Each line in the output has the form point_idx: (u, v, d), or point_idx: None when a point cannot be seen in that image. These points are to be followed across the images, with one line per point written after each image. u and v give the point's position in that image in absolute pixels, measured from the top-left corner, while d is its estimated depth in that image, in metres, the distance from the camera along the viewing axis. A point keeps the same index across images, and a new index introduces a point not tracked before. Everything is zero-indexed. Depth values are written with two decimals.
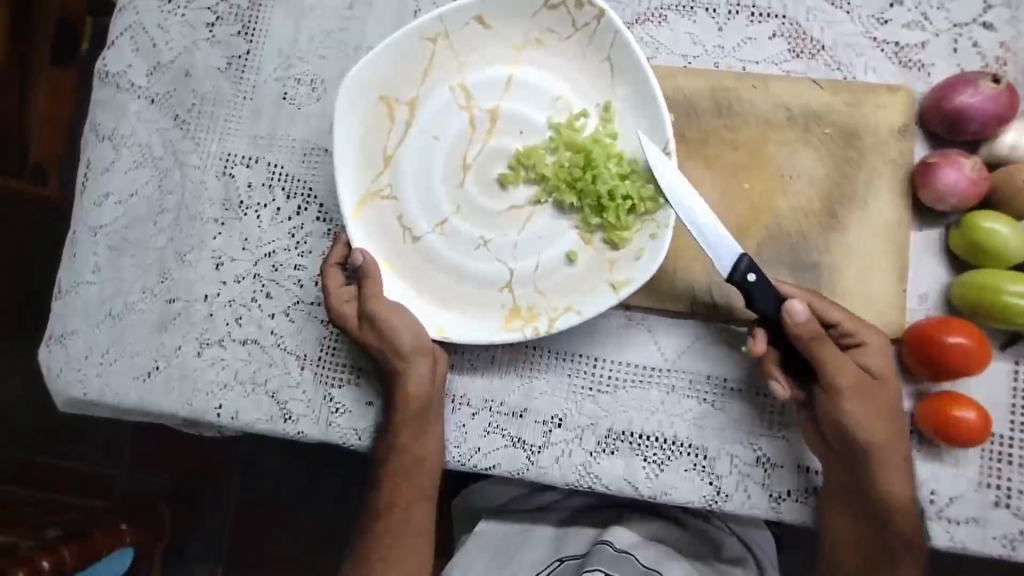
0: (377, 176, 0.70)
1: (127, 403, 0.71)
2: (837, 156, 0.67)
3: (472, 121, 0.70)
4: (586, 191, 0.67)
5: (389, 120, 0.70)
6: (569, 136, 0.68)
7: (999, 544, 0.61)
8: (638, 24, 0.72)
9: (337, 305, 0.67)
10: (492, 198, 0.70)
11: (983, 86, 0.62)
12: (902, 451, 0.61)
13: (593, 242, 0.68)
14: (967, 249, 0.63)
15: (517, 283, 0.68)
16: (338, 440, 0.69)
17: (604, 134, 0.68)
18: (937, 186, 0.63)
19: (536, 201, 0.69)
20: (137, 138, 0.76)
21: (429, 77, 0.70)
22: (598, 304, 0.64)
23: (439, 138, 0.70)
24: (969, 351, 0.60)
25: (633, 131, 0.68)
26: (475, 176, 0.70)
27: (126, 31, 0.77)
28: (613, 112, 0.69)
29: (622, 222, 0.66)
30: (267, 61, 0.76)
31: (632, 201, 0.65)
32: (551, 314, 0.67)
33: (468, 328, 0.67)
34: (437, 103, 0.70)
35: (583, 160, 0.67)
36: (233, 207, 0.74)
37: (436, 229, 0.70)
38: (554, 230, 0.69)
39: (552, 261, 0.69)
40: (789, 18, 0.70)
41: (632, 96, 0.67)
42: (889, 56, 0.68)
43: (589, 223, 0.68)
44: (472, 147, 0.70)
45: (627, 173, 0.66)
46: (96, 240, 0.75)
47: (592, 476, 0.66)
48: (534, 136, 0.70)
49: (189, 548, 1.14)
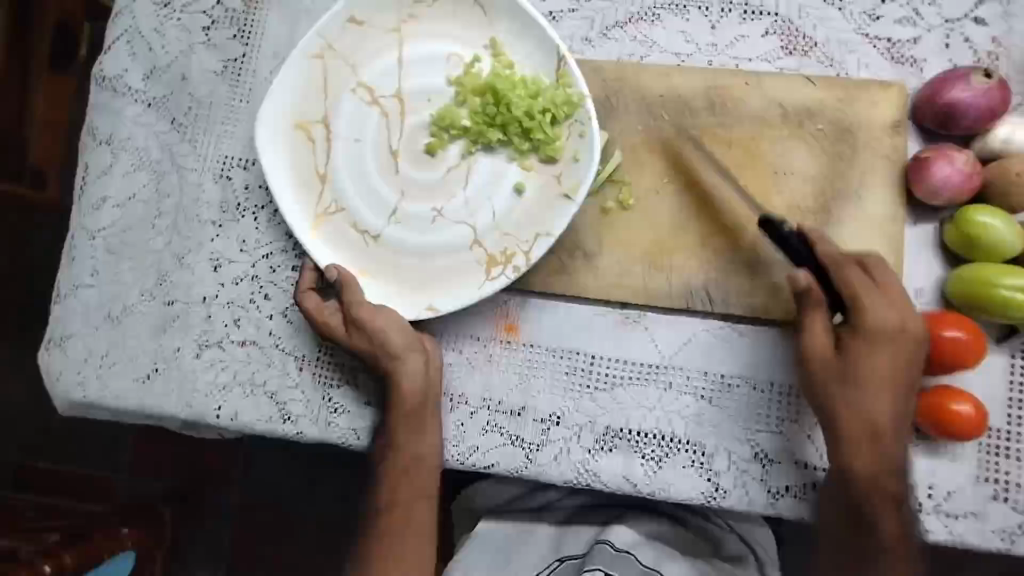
0: (320, 196, 0.71)
1: (127, 405, 0.72)
2: (831, 152, 0.68)
3: (386, 111, 0.71)
4: (507, 122, 0.68)
5: (310, 142, 0.71)
6: (472, 84, 0.70)
7: (998, 537, 0.61)
8: (631, 23, 0.72)
9: (321, 319, 0.66)
10: (428, 168, 0.71)
11: (975, 81, 0.62)
12: (874, 436, 0.59)
13: (533, 166, 0.70)
14: (962, 243, 0.63)
15: (483, 237, 0.69)
16: (338, 440, 0.69)
17: (500, 69, 0.69)
18: (930, 181, 0.63)
19: (467, 153, 0.71)
20: (134, 141, 0.76)
21: (330, 89, 0.71)
22: (563, 217, 0.66)
23: (362, 139, 0.71)
24: (965, 345, 0.60)
25: (527, 54, 0.69)
26: (407, 159, 0.71)
27: (122, 36, 0.78)
28: (500, 47, 0.70)
29: (550, 135, 0.68)
30: (264, 63, 0.76)
31: (550, 111, 0.67)
32: (525, 246, 0.68)
33: (455, 294, 0.68)
34: (349, 109, 0.71)
35: (492, 97, 0.69)
36: (230, 209, 0.74)
37: (391, 220, 0.70)
38: (496, 171, 0.70)
39: (505, 202, 0.70)
40: (782, 15, 0.70)
41: (513, 27, 0.69)
42: (883, 52, 0.69)
43: (522, 150, 0.69)
44: (394, 134, 0.71)
45: (536, 91, 0.68)
46: (94, 243, 0.75)
47: (591, 474, 0.66)
48: (441, 99, 0.71)
49: (191, 553, 1.14)
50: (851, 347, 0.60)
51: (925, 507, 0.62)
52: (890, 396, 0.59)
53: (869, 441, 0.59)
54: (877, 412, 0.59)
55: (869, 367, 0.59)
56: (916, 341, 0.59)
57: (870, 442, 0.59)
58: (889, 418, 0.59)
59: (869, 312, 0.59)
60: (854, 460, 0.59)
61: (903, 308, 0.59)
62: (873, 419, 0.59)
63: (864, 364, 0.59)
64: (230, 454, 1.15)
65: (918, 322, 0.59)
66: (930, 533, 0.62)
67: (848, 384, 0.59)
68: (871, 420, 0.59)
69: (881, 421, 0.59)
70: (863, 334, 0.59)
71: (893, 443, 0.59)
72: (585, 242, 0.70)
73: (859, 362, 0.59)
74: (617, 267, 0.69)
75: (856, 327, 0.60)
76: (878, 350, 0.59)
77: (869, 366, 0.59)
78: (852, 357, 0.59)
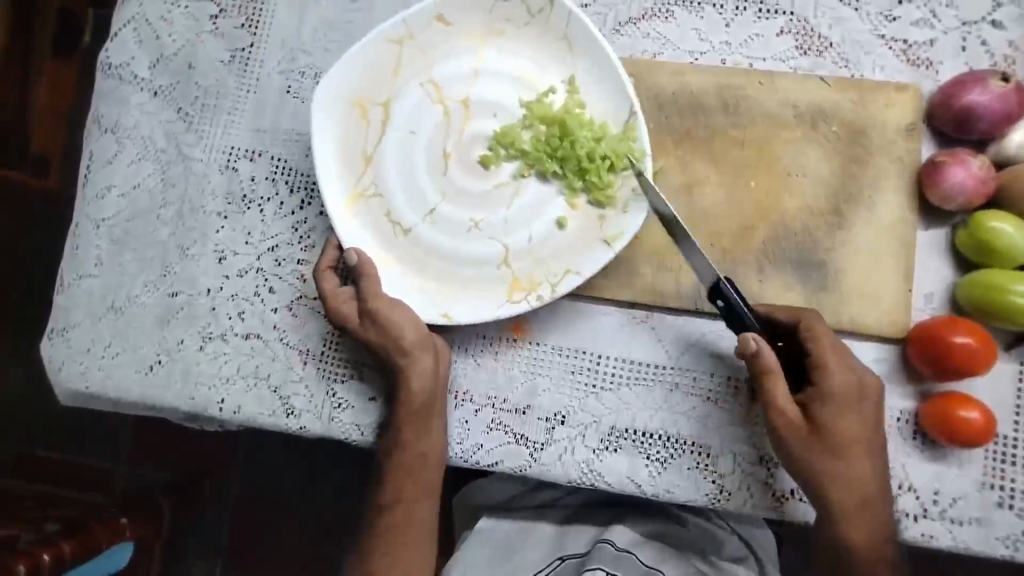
0: (360, 176, 0.70)
1: (128, 396, 0.71)
2: (845, 154, 0.67)
3: (448, 112, 0.71)
4: (567, 157, 0.68)
5: (364, 122, 0.70)
6: (541, 110, 0.69)
7: (1002, 544, 0.61)
8: (644, 19, 0.72)
9: (333, 303, 0.66)
10: (478, 180, 0.70)
11: (993, 85, 0.62)
12: (867, 507, 0.59)
13: (580, 205, 0.69)
14: (974, 248, 0.62)
15: (514, 259, 0.69)
16: (340, 436, 0.69)
17: (571, 105, 0.69)
18: (945, 185, 0.62)
19: (520, 174, 0.70)
20: (140, 131, 0.76)
21: (398, 77, 0.70)
22: (598, 262, 0.65)
23: (416, 132, 0.71)
24: (973, 351, 0.59)
25: (601, 95, 0.69)
26: (457, 163, 0.70)
27: (129, 23, 0.77)
28: (577, 86, 0.69)
29: (604, 180, 0.67)
30: (271, 53, 0.75)
31: (610, 158, 0.66)
32: (552, 279, 0.67)
33: (475, 306, 0.67)
34: (410, 101, 0.71)
35: (559, 129, 0.68)
36: (236, 201, 0.74)
37: (426, 219, 0.70)
38: (542, 199, 0.70)
39: (543, 230, 0.69)
40: (796, 15, 0.69)
41: (593, 67, 0.68)
42: (898, 53, 0.68)
43: (574, 187, 0.69)
44: (449, 138, 0.70)
45: (601, 135, 0.67)
46: (99, 233, 0.75)
47: (595, 474, 0.66)
48: (507, 117, 0.70)
49: (188, 544, 1.14)
50: (821, 416, 0.59)
51: (928, 512, 0.62)
52: (870, 464, 0.59)
53: (862, 509, 0.59)
54: (865, 482, 0.59)
55: (846, 436, 0.59)
56: (874, 404, 0.60)
57: (864, 511, 0.59)
58: (873, 483, 0.59)
59: (836, 378, 0.59)
60: (854, 531, 0.59)
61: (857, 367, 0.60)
62: (861, 487, 0.59)
63: (838, 430, 0.59)
64: (230, 446, 1.15)
65: (872, 377, 0.61)
66: (932, 537, 0.61)
67: (828, 458, 0.59)
68: (863, 490, 0.59)
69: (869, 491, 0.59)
70: (830, 400, 0.59)
71: (884, 505, 0.59)
72: None
73: (837, 431, 0.59)
74: (626, 267, 0.68)
75: (822, 395, 0.59)
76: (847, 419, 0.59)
77: (846, 433, 0.59)
78: (828, 426, 0.59)
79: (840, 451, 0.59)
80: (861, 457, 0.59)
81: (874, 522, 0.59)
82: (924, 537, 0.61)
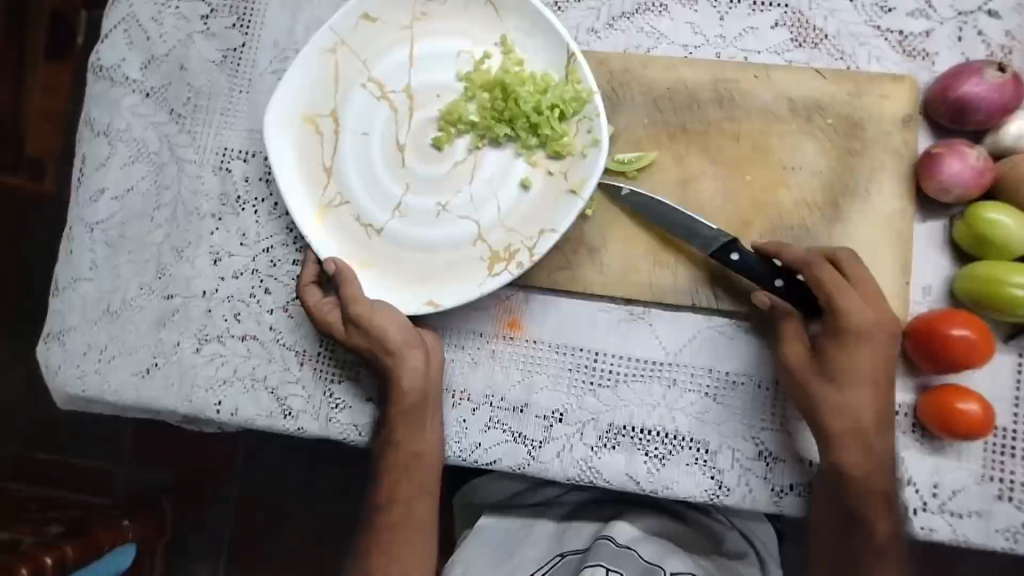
0: (325, 188, 0.70)
1: (125, 399, 0.71)
2: (841, 147, 0.67)
3: (394, 105, 0.70)
4: (515, 117, 0.67)
5: (318, 135, 0.70)
6: (480, 78, 0.69)
7: (1001, 537, 0.61)
8: (637, 14, 0.71)
9: (321, 317, 0.66)
10: (436, 163, 0.70)
11: (989, 76, 0.61)
12: (860, 433, 0.59)
13: (540, 162, 0.69)
14: (972, 240, 0.62)
15: (487, 233, 0.68)
16: (338, 436, 0.69)
17: (510, 65, 0.68)
18: (942, 177, 0.62)
19: (475, 148, 0.70)
20: (132, 132, 0.75)
21: (340, 82, 0.70)
22: (567, 212, 0.65)
23: (369, 131, 0.70)
24: (972, 344, 0.59)
25: (538, 51, 0.68)
26: (414, 154, 0.70)
27: (120, 25, 0.76)
28: (511, 45, 0.69)
29: (557, 130, 0.66)
30: (263, 53, 0.75)
31: (558, 107, 0.66)
32: (528, 244, 0.67)
33: (458, 288, 0.67)
34: (358, 102, 0.71)
35: (501, 92, 0.68)
36: (230, 202, 0.73)
37: (394, 214, 0.70)
38: (502, 167, 0.69)
39: (511, 197, 0.69)
40: (791, 7, 0.69)
41: (524, 23, 0.68)
42: (894, 45, 0.67)
43: (530, 145, 0.68)
44: (400, 129, 0.70)
45: (545, 87, 0.67)
46: (94, 237, 0.74)
47: (593, 471, 0.65)
48: (450, 94, 0.70)
49: (190, 545, 1.15)
50: (827, 348, 0.60)
51: (927, 505, 0.62)
52: (871, 396, 0.59)
53: (853, 435, 0.59)
54: (859, 410, 0.59)
55: (846, 364, 0.59)
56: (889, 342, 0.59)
57: (858, 441, 0.59)
58: (873, 415, 0.59)
59: (843, 313, 0.59)
60: (844, 457, 0.59)
61: (874, 303, 0.60)
62: (856, 418, 0.59)
63: (843, 360, 0.59)
64: (230, 446, 1.15)
65: (891, 318, 0.60)
66: (932, 530, 0.61)
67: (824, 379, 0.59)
68: (854, 417, 0.59)
69: (863, 419, 0.59)
70: (839, 334, 0.59)
71: (881, 440, 0.59)
72: (590, 238, 0.69)
73: (841, 362, 0.59)
74: (622, 260, 0.68)
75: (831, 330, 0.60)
76: (854, 349, 0.59)
77: (848, 365, 0.59)
78: (829, 357, 0.60)
79: (839, 379, 0.59)
80: (862, 385, 0.59)
81: (865, 451, 0.59)
82: (924, 531, 0.61)
